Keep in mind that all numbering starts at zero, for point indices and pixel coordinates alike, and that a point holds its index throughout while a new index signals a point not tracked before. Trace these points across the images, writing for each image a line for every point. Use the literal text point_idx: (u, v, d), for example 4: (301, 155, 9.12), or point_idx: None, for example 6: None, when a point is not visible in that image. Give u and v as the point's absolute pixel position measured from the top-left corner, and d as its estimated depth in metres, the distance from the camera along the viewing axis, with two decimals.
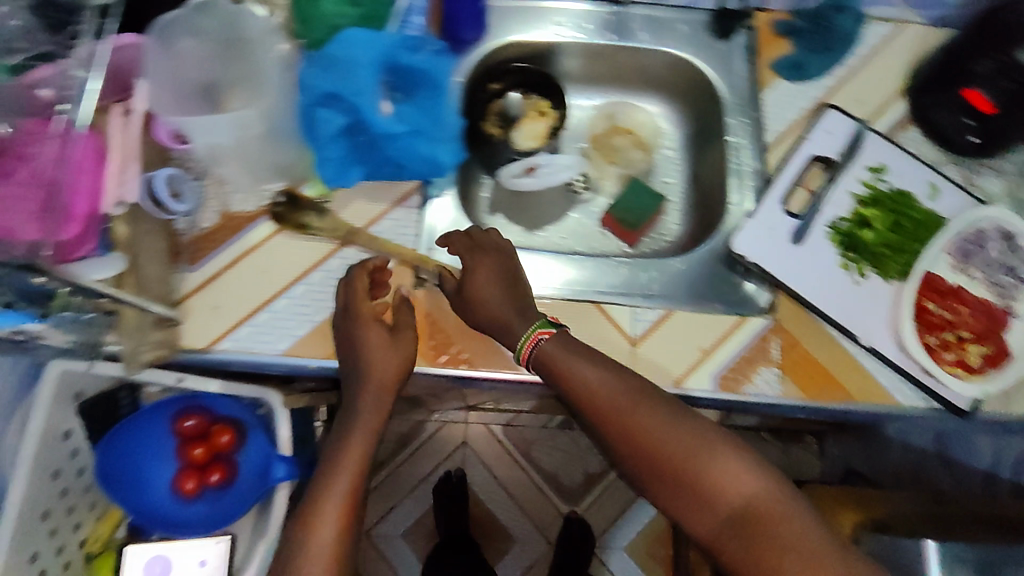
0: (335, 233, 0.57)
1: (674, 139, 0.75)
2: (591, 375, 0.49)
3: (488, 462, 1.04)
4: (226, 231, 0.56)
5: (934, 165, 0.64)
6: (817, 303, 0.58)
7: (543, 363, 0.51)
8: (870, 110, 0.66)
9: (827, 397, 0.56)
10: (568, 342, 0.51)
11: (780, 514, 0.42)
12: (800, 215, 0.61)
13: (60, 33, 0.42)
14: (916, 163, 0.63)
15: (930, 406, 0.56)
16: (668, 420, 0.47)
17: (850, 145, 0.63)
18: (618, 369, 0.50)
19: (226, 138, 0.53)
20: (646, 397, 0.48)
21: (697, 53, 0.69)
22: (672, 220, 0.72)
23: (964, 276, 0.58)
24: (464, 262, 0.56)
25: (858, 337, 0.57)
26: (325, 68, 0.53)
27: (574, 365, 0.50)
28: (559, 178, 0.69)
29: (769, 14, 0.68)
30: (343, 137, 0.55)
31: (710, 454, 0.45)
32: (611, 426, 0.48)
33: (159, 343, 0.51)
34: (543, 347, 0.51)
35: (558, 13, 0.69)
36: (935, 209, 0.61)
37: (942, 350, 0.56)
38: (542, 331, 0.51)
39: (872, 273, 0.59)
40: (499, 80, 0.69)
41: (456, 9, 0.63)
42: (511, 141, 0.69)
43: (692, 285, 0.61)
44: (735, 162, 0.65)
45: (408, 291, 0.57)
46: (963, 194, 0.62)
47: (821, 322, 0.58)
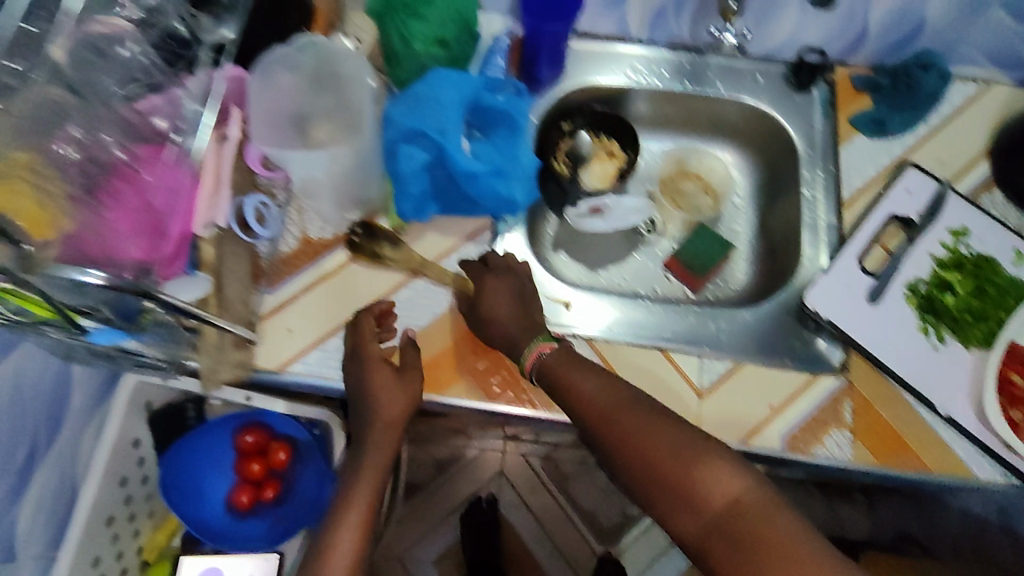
0: (407, 265, 0.58)
1: (743, 188, 0.75)
2: (588, 383, 0.50)
3: (523, 492, 1.02)
4: (305, 256, 0.58)
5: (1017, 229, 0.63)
6: (892, 366, 0.57)
7: (546, 373, 0.52)
8: (952, 170, 0.64)
9: (900, 465, 0.54)
10: (569, 354, 0.52)
11: (761, 513, 0.41)
12: (877, 273, 0.61)
13: (176, 65, 0.45)
14: (1000, 228, 0.61)
15: (1010, 482, 0.54)
16: (658, 422, 0.47)
17: (931, 206, 0.62)
18: (612, 378, 0.51)
19: (318, 172, 0.54)
20: (640, 402, 0.48)
21: (775, 104, 0.69)
22: (738, 269, 0.72)
23: None
24: (475, 284, 0.57)
25: (935, 405, 0.56)
26: (412, 106, 0.54)
27: (573, 372, 0.51)
28: (628, 221, 0.70)
29: (849, 69, 0.68)
30: (424, 172, 0.55)
31: (697, 455, 0.44)
32: (603, 429, 0.48)
33: (238, 363, 0.53)
34: (545, 359, 0.52)
35: (636, 60, 0.70)
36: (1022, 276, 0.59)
37: None
38: (544, 346, 0.53)
39: (951, 339, 0.58)
40: (571, 120, 0.70)
41: (536, 51, 0.65)
42: (579, 181, 0.69)
43: (761, 339, 0.60)
44: (811, 216, 0.64)
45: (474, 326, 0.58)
46: None
47: (897, 387, 0.57)
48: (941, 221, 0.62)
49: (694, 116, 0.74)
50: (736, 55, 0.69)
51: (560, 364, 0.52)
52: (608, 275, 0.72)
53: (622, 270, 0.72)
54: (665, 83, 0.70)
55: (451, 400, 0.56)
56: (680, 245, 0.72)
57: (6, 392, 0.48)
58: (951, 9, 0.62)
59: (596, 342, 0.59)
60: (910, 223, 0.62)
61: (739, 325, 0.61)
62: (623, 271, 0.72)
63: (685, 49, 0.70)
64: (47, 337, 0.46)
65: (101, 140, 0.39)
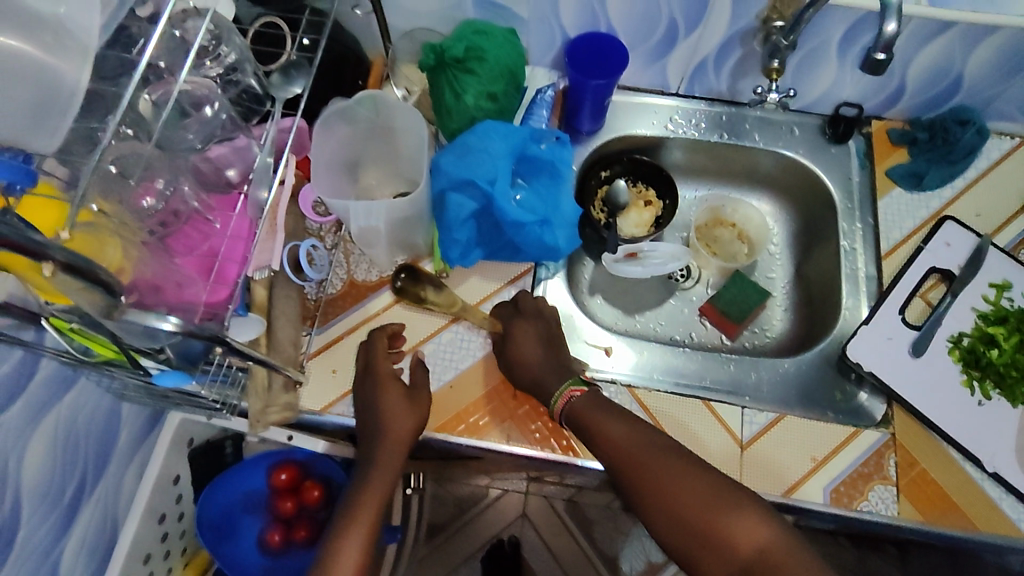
0: (449, 308, 0.58)
1: (780, 238, 0.76)
2: (615, 428, 0.50)
3: (546, 535, 1.00)
4: (350, 298, 0.60)
5: None
6: (937, 422, 0.56)
7: (574, 418, 0.52)
8: (992, 223, 0.65)
9: (949, 523, 0.53)
10: (596, 398, 0.52)
11: (793, 566, 0.41)
12: (918, 326, 0.61)
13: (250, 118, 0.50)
14: None
15: None
16: (686, 468, 0.46)
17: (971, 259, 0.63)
18: (640, 423, 0.50)
19: (378, 221, 0.54)
20: (667, 446, 0.48)
21: (810, 156, 0.71)
22: (775, 317, 0.72)
23: None
24: (503, 325, 0.58)
25: (983, 462, 0.55)
26: (461, 157, 0.57)
27: (601, 417, 0.50)
28: (665, 267, 0.71)
29: (884, 122, 0.71)
30: (471, 220, 0.58)
31: (726, 505, 0.44)
32: (629, 474, 0.48)
33: (286, 406, 0.54)
34: (575, 403, 0.52)
35: (673, 111, 0.73)
36: None
37: None
38: (574, 388, 0.52)
39: (997, 395, 0.57)
40: (610, 168, 0.72)
41: (578, 104, 0.68)
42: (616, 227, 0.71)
43: (802, 389, 0.60)
44: (850, 267, 0.65)
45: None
46: None
47: (943, 443, 0.56)
48: (983, 274, 0.62)
49: (730, 165, 0.76)
50: (773, 109, 0.71)
51: (587, 407, 0.51)
52: (644, 320, 0.72)
53: (659, 315, 0.72)
54: (701, 134, 0.72)
55: (491, 443, 0.56)
56: (717, 292, 0.72)
57: (64, 428, 0.49)
58: (987, 72, 0.63)
59: (638, 388, 0.59)
60: (949, 275, 0.63)
61: (780, 374, 0.61)
62: (660, 317, 0.72)
63: (721, 101, 0.73)
64: (109, 375, 0.47)
65: (181, 192, 0.43)
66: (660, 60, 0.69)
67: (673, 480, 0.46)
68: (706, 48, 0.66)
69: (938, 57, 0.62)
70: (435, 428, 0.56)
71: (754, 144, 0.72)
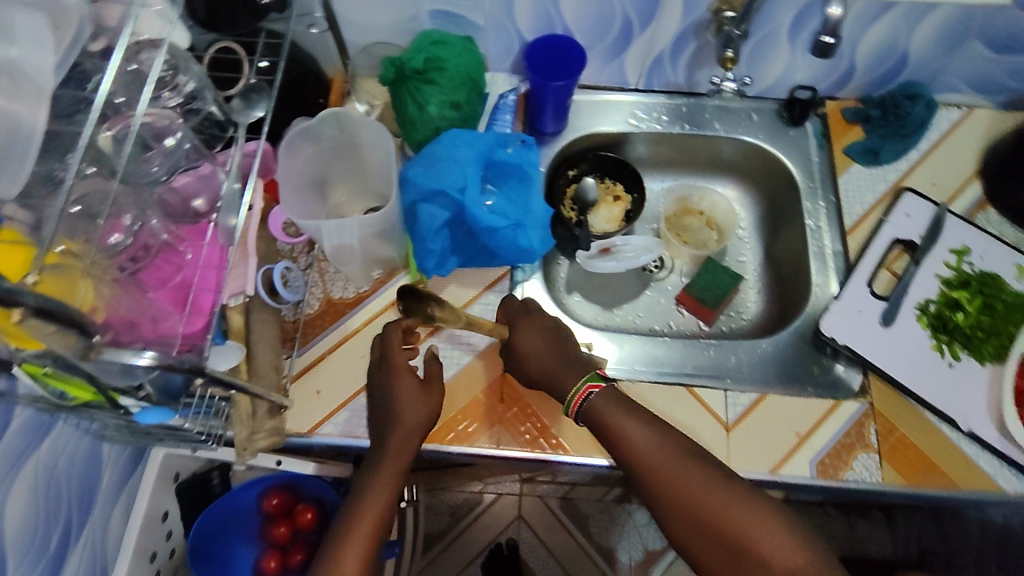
0: (458, 322, 0.53)
1: (748, 221, 0.78)
2: (634, 430, 0.49)
3: (542, 534, 1.00)
4: (327, 316, 0.59)
5: (1016, 244, 0.65)
6: (912, 387, 0.58)
7: (592, 419, 0.51)
8: (947, 192, 0.67)
9: (930, 483, 0.54)
10: (615, 398, 0.51)
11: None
12: (887, 296, 0.62)
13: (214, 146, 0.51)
14: (1000, 245, 0.63)
15: None
16: (705, 475, 0.47)
17: (931, 228, 0.65)
18: (662, 427, 0.50)
19: (351, 238, 0.54)
20: (685, 451, 0.48)
21: (771, 140, 0.72)
22: (749, 299, 0.73)
23: None
24: (513, 324, 0.57)
25: (958, 422, 0.56)
26: (431, 169, 0.58)
27: (619, 418, 0.50)
28: (639, 259, 0.72)
29: (838, 102, 0.73)
30: (445, 229, 0.58)
31: (751, 520, 0.44)
32: (647, 477, 0.48)
33: (272, 431, 0.52)
34: (593, 401, 0.51)
35: (634, 107, 0.74)
36: None
37: None
38: (592, 385, 0.51)
39: (967, 356, 0.59)
40: (576, 166, 0.73)
41: (539, 106, 0.69)
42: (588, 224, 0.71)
43: (781, 368, 0.62)
44: (817, 245, 0.67)
45: (501, 374, 0.59)
46: None
47: (918, 406, 0.58)
48: (943, 241, 0.64)
49: (695, 154, 0.77)
50: (731, 97, 0.73)
51: (605, 407, 0.51)
52: (624, 314, 0.73)
53: (637, 307, 0.73)
54: (664, 126, 0.73)
55: (484, 448, 0.56)
56: (690, 279, 0.74)
57: (43, 476, 0.48)
58: (930, 47, 0.65)
59: (622, 382, 0.60)
60: (913, 246, 0.65)
61: (759, 355, 0.62)
62: (638, 309, 0.73)
63: (682, 92, 0.74)
64: (87, 417, 0.46)
65: (150, 226, 0.42)
66: (618, 56, 0.70)
67: (693, 485, 0.46)
68: (661, 42, 0.67)
69: (884, 35, 0.64)
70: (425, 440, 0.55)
71: (715, 132, 0.73)
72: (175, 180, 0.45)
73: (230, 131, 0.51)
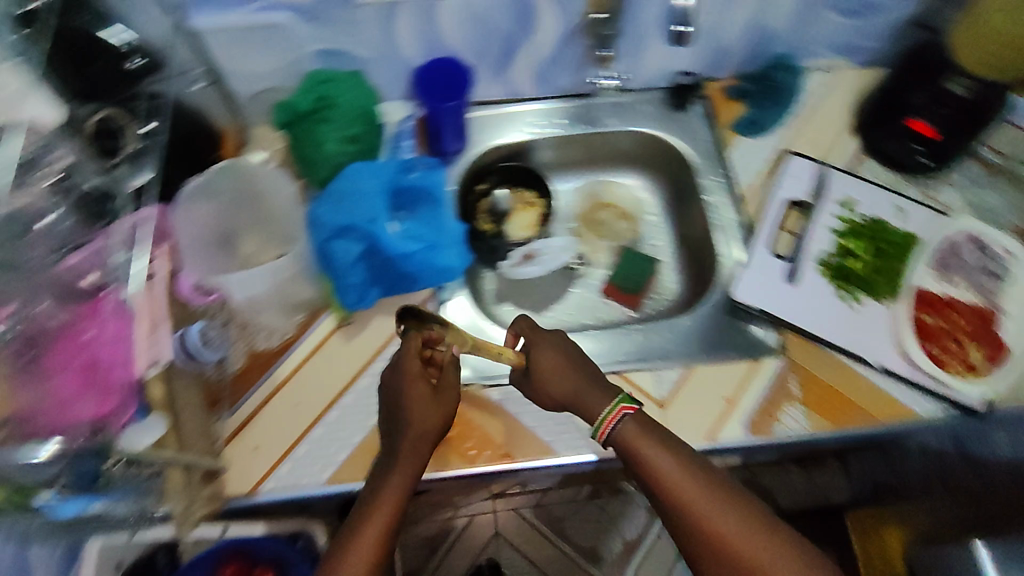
0: (461, 343, 0.54)
1: (655, 207, 0.81)
2: (665, 464, 0.48)
3: (522, 546, 1.00)
4: (255, 370, 0.57)
5: (894, 189, 0.70)
6: (822, 334, 0.62)
7: (619, 448, 0.51)
8: (828, 150, 0.73)
9: (851, 422, 0.58)
10: (648, 427, 0.51)
11: None
12: (788, 256, 0.67)
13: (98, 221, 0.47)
14: (879, 191, 0.69)
15: (946, 412, 0.59)
16: (735, 511, 0.47)
17: (817, 187, 0.70)
18: (694, 460, 0.49)
19: (261, 287, 0.56)
20: (716, 485, 0.48)
21: (659, 128, 0.77)
22: (668, 280, 0.77)
23: (948, 284, 0.63)
24: (528, 345, 0.58)
25: (867, 359, 0.61)
26: (340, 205, 0.59)
27: (648, 446, 0.49)
28: (558, 261, 0.75)
29: (719, 82, 0.77)
30: (361, 262, 0.59)
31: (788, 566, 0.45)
32: (669, 507, 0.48)
33: (211, 497, 0.50)
34: (623, 425, 0.50)
35: (530, 115, 0.76)
36: (906, 228, 0.67)
37: (946, 358, 0.60)
38: (626, 407, 0.51)
39: (865, 297, 0.64)
40: (485, 180, 0.75)
41: (438, 126, 0.70)
42: (505, 234, 0.74)
43: (705, 339, 0.64)
44: (717, 219, 0.71)
45: None
46: (926, 210, 0.68)
47: (829, 351, 0.62)
48: (826, 200, 0.70)
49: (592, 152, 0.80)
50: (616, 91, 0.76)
51: (635, 434, 0.50)
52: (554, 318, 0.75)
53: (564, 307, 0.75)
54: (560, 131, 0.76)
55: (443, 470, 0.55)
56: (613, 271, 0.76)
57: None
58: (788, 22, 0.71)
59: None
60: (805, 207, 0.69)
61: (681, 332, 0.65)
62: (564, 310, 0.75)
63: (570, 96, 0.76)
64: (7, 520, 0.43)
65: (40, 310, 0.40)
66: (507, 69, 0.72)
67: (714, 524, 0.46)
68: (544, 50, 0.70)
69: (744, 15, 0.69)
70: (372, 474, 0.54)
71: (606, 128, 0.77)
72: (65, 257, 0.43)
73: (115, 203, 0.49)
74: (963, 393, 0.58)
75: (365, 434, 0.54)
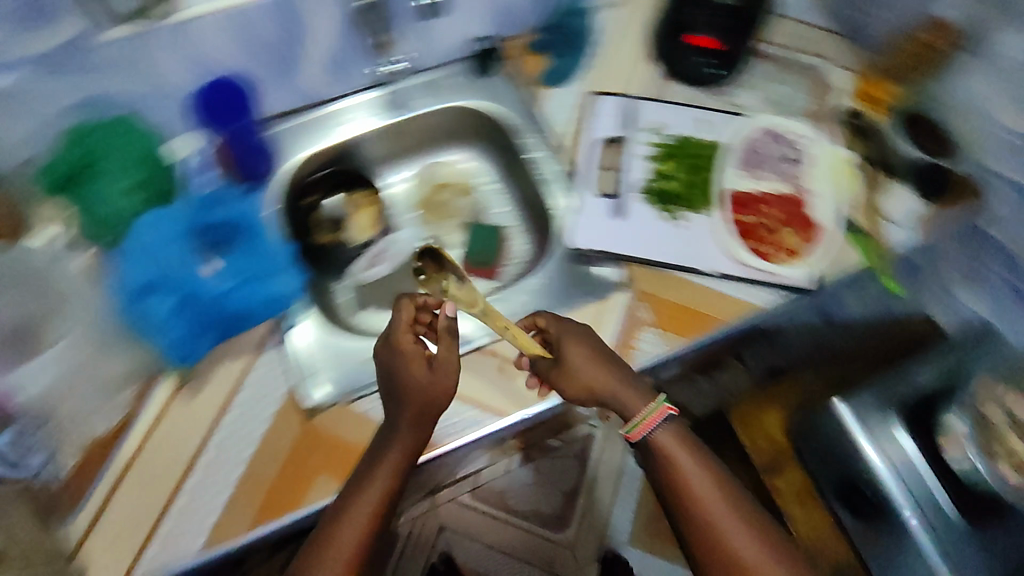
0: (469, 302, 0.58)
1: (488, 174, 0.80)
2: (691, 464, 0.53)
3: (475, 533, 1.01)
4: (92, 460, 0.53)
5: (696, 101, 0.74)
6: (659, 259, 0.65)
7: (653, 449, 0.54)
8: (633, 79, 0.75)
9: (703, 330, 0.62)
10: (679, 434, 0.54)
11: None
12: (616, 194, 0.70)
13: None
14: (681, 108, 0.73)
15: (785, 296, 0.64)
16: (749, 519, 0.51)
17: (628, 118, 0.73)
18: (711, 463, 0.53)
19: (46, 371, 0.54)
20: (729, 488, 0.52)
21: (459, 92, 0.76)
22: (520, 242, 0.77)
23: (756, 178, 0.69)
24: (555, 346, 0.58)
25: (706, 270, 0.65)
26: (138, 261, 0.59)
27: (685, 451, 0.53)
28: (405, 252, 0.76)
29: (515, 38, 0.76)
30: (177, 314, 0.58)
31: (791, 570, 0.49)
32: (673, 496, 0.52)
33: None
34: (658, 430, 0.54)
35: (336, 112, 0.74)
36: (713, 136, 0.71)
37: (768, 249, 0.65)
38: (667, 409, 0.55)
39: (691, 213, 0.68)
40: (310, 193, 0.71)
41: (235, 151, 0.68)
42: (344, 240, 0.72)
43: (557, 290, 0.66)
44: (542, 173, 0.72)
45: (305, 422, 0.55)
46: (733, 117, 0.72)
47: (671, 271, 0.65)
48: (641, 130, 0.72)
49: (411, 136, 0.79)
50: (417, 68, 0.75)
51: (674, 444, 0.54)
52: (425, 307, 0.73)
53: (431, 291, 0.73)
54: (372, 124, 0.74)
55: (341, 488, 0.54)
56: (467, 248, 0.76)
57: None
58: None
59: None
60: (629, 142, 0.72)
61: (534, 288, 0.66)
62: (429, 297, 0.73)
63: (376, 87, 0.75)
64: None
65: None
66: (284, 75, 0.68)
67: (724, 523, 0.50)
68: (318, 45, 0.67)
69: None
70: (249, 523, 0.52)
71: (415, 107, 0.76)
72: None
73: None
74: (791, 273, 0.64)
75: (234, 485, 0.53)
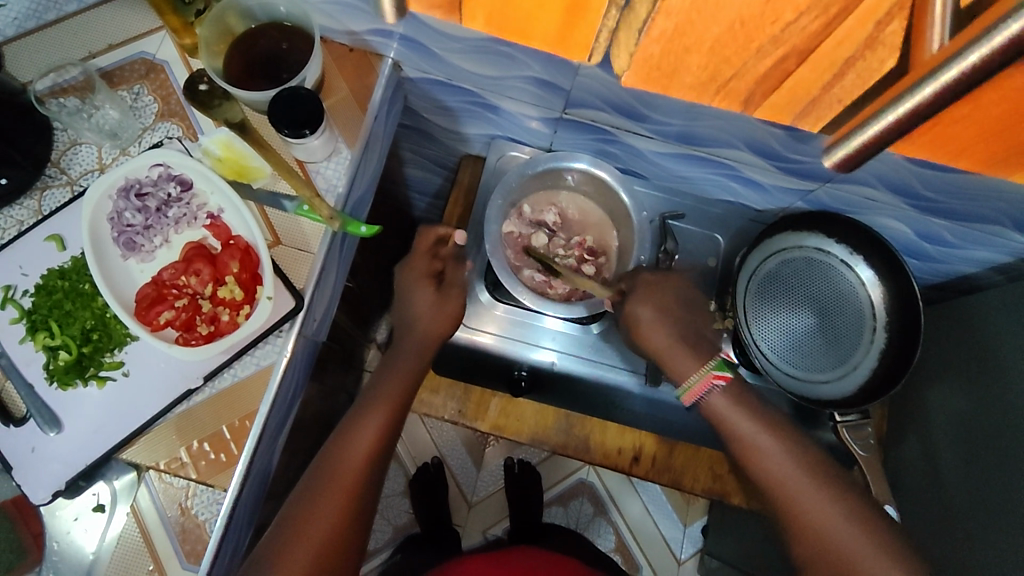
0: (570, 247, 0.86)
1: (363, 124, 0.74)
2: (765, 442, 0.68)
3: (407, 340, 0.80)
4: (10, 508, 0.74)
5: (532, 75, 0.71)
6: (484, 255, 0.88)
7: (704, 404, 0.72)
8: (433, 71, 0.76)
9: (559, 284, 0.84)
10: (731, 390, 0.71)
11: (831, 539, 0.62)
12: (475, 216, 0.90)
13: None
14: (529, 68, 0.69)
15: (575, 327, 0.86)
16: (809, 475, 0.66)
17: (444, 96, 0.82)
18: (783, 442, 0.68)
19: None
20: (792, 446, 0.68)
21: (239, 184, 0.69)
22: (356, 187, 0.74)
23: (648, 142, 0.80)
24: (682, 329, 0.76)
25: (626, 191, 0.81)
26: None
27: (731, 410, 0.70)
28: (313, 146, 0.69)
29: None
30: None
31: (790, 494, 0.66)
32: (753, 476, 0.69)
33: None
34: (711, 386, 0.71)
35: (208, 39, 0.66)
36: (443, 103, 0.84)
37: (576, 249, 0.85)
38: (713, 375, 0.72)
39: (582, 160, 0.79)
40: (205, 81, 0.69)
41: None
42: (222, 114, 0.69)
43: (345, 261, 0.76)
44: (331, 177, 0.72)
45: (183, 405, 0.65)
46: (505, 68, 0.71)
47: (546, 223, 0.86)
48: (363, 188, 0.77)
49: (158, 221, 0.67)
50: (168, 146, 0.69)
51: (726, 403, 0.71)
52: (150, 428, 0.64)
53: (173, 393, 0.65)
54: (112, 218, 0.66)
55: (236, 489, 0.64)
56: (323, 184, 0.72)
57: None
58: None
59: (159, 447, 0.65)
60: (334, 195, 0.72)
61: (273, 358, 0.67)
62: (174, 401, 0.64)
63: (106, 183, 0.65)
64: None
65: None
66: None
67: (807, 501, 0.65)
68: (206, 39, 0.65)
69: None
70: (160, 469, 0.65)
71: (178, 200, 0.67)
72: None
73: None
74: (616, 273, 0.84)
75: (174, 449, 0.65)
